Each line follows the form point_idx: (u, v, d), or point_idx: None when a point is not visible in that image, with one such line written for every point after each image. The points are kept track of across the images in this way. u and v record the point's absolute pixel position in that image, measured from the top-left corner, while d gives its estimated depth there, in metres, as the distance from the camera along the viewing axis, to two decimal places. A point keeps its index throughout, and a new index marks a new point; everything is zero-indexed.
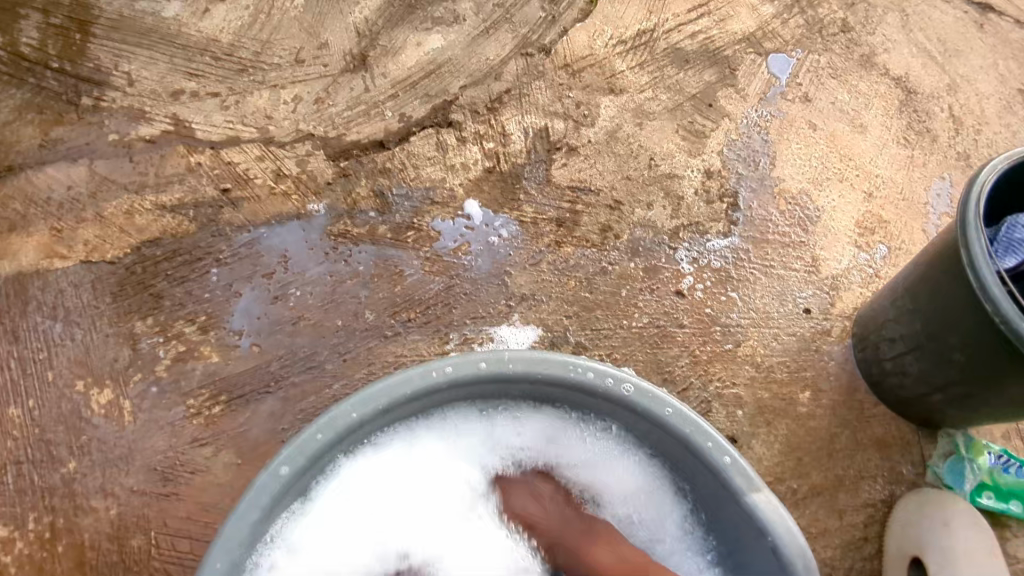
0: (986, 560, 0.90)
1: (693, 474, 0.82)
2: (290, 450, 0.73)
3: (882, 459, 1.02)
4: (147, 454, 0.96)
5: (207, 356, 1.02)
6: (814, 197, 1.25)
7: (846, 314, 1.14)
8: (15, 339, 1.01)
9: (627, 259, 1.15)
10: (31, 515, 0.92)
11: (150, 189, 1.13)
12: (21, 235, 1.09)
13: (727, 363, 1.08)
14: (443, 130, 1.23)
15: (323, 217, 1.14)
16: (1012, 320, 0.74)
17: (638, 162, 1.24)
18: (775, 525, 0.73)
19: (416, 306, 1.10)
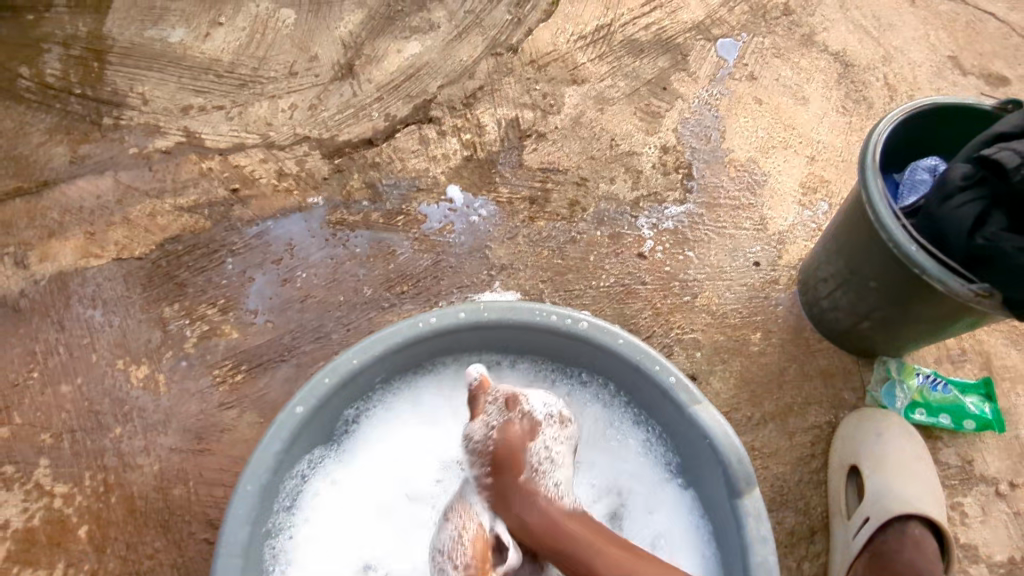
0: (915, 464, 1.04)
1: (649, 401, 0.95)
2: (304, 392, 0.88)
3: (826, 386, 1.16)
4: (182, 417, 1.11)
5: (228, 333, 1.17)
6: (761, 164, 1.38)
7: (791, 265, 1.27)
8: (62, 328, 1.16)
9: (594, 228, 1.30)
10: (87, 474, 1.06)
11: (169, 194, 1.29)
12: (59, 239, 1.24)
13: (686, 312, 1.22)
14: (424, 126, 1.38)
15: (323, 209, 1.29)
16: (902, 244, 0.89)
17: (601, 143, 1.38)
18: (712, 428, 0.87)
19: (408, 280, 1.24)
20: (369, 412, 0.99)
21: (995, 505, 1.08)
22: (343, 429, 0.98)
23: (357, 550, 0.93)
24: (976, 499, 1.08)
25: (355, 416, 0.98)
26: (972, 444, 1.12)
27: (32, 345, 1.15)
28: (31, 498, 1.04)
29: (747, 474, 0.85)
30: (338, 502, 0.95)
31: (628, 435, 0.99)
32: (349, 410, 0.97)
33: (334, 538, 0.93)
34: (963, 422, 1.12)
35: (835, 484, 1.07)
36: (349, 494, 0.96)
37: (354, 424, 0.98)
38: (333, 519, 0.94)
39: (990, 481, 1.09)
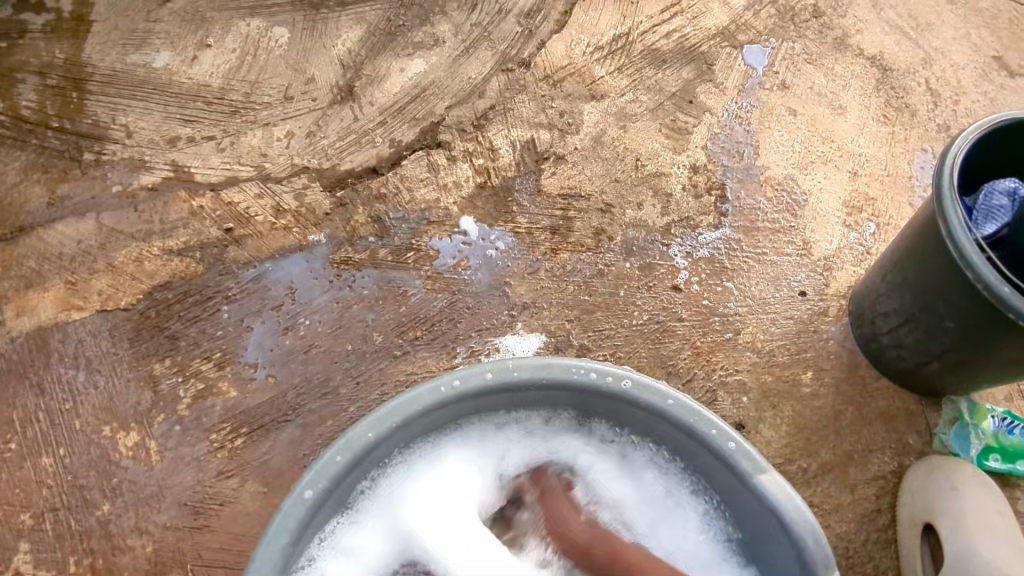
0: (997, 520, 0.93)
1: (704, 466, 0.85)
2: (311, 474, 0.77)
3: (889, 431, 1.05)
4: (177, 490, 0.99)
5: (226, 391, 1.06)
6: (800, 181, 1.27)
7: (841, 293, 1.16)
8: (42, 391, 1.05)
9: (623, 259, 1.18)
10: (72, 559, 0.95)
11: (157, 236, 1.17)
12: (37, 290, 1.13)
13: (729, 351, 1.11)
14: (433, 151, 1.27)
15: (325, 247, 1.18)
16: (992, 285, 0.78)
17: (625, 164, 1.27)
18: (782, 503, 0.77)
19: (421, 324, 1.13)
20: (385, 482, 0.88)
21: None
22: (355, 505, 0.86)
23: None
24: None
25: (369, 488, 0.87)
26: None
27: (8, 413, 1.04)
28: None
29: (824, 555, 0.74)
30: None
31: (684, 505, 0.89)
32: (363, 480, 0.86)
33: None
34: None
35: (907, 546, 0.95)
36: None
37: (366, 498, 0.87)
38: None
39: None
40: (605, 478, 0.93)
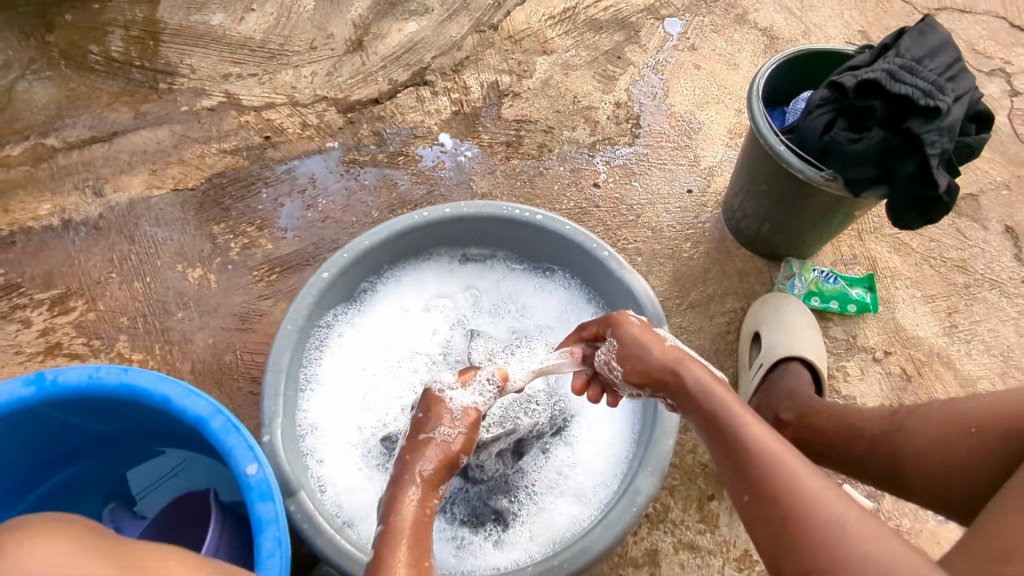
0: (804, 325, 1.31)
1: (592, 277, 1.25)
2: (328, 263, 1.16)
3: (742, 282, 1.45)
4: (230, 305, 1.41)
5: (265, 244, 1.47)
6: (697, 116, 1.68)
7: (718, 192, 1.57)
8: (133, 241, 1.47)
9: (558, 165, 1.60)
10: (158, 346, 1.37)
11: (215, 140, 1.59)
12: (128, 175, 1.54)
13: (631, 227, 1.51)
14: (421, 88, 1.68)
15: (338, 151, 1.59)
16: (773, 146, 1.19)
17: (565, 100, 1.69)
18: (635, 288, 1.16)
19: (407, 205, 1.54)
20: (378, 287, 1.28)
21: (871, 368, 1.37)
22: (358, 299, 1.27)
23: (361, 413, 1.19)
24: (856, 363, 1.37)
25: (368, 290, 1.27)
26: (856, 324, 1.41)
27: (110, 255, 1.46)
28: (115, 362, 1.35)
29: (658, 316, 1.14)
30: (353, 350, 1.24)
31: (583, 310, 1.29)
32: (364, 282, 1.26)
33: (342, 379, 1.21)
34: (848, 306, 1.40)
35: (743, 347, 1.35)
36: (358, 348, 1.25)
37: (365, 296, 1.27)
38: (349, 363, 1.23)
39: (868, 350, 1.38)
40: (532, 294, 1.33)
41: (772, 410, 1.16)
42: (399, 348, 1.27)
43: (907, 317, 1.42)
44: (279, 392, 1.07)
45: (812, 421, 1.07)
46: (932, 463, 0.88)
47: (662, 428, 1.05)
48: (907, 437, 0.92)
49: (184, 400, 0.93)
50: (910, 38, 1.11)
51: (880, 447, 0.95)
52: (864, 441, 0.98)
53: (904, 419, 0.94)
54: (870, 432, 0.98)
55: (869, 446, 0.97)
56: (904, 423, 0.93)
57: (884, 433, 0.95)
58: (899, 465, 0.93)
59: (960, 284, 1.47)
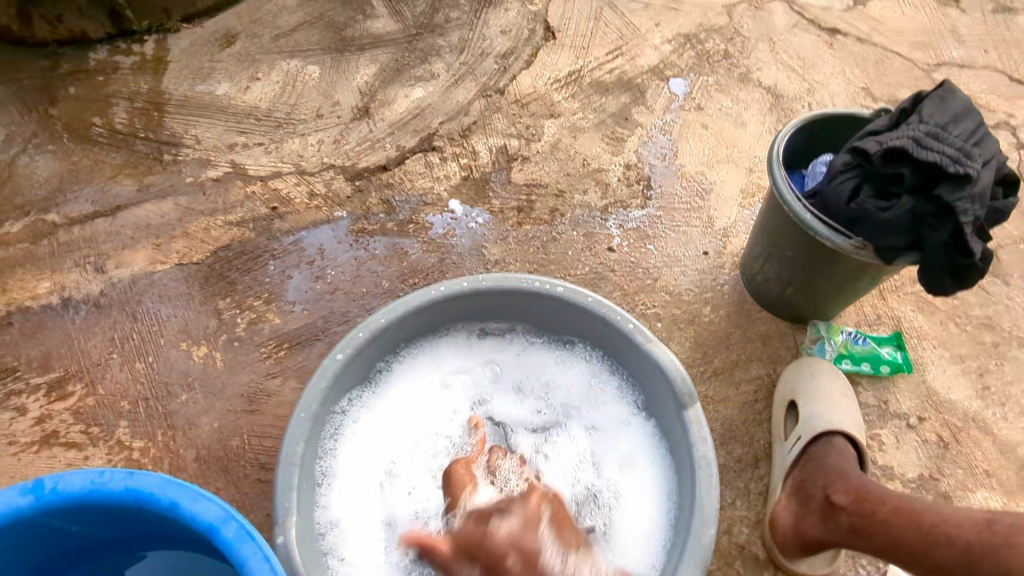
0: (839, 393, 1.27)
1: (616, 349, 1.20)
2: (341, 344, 1.11)
3: (766, 347, 1.41)
4: (236, 385, 1.35)
5: (272, 318, 1.43)
6: (708, 176, 1.67)
7: (734, 254, 1.54)
8: (135, 319, 1.42)
9: (571, 229, 1.57)
10: (160, 431, 1.30)
11: (220, 212, 1.56)
12: (131, 250, 1.50)
13: (648, 292, 1.48)
14: (429, 153, 1.67)
15: (347, 221, 1.56)
16: (798, 213, 1.17)
17: (575, 163, 1.67)
18: (663, 361, 1.11)
19: (419, 274, 1.51)
20: (394, 366, 1.23)
21: (906, 435, 1.31)
22: (374, 380, 1.21)
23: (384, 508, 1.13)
24: (890, 430, 1.31)
25: (384, 370, 1.22)
26: (887, 388, 1.36)
27: (111, 334, 1.40)
28: (114, 451, 1.28)
29: (689, 392, 1.08)
30: (372, 436, 1.18)
31: (608, 382, 1.24)
32: (379, 362, 1.21)
33: (362, 471, 1.15)
34: (880, 367, 1.35)
35: (776, 417, 1.30)
36: (377, 433, 1.19)
37: (381, 376, 1.22)
38: (367, 451, 1.17)
39: (902, 417, 1.33)
40: (553, 367, 1.28)
41: (819, 490, 1.12)
42: (421, 432, 1.21)
43: (939, 380, 1.37)
44: (293, 486, 1.00)
45: (875, 510, 1.02)
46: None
47: (702, 516, 0.99)
48: (1019, 555, 0.86)
49: (195, 505, 0.86)
50: (932, 104, 1.11)
51: (982, 558, 0.89)
52: (956, 547, 0.92)
53: (1009, 535, 0.88)
54: (963, 539, 0.92)
55: (965, 555, 0.91)
56: (1012, 541, 0.87)
57: (986, 545, 0.89)
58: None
59: (989, 343, 1.42)
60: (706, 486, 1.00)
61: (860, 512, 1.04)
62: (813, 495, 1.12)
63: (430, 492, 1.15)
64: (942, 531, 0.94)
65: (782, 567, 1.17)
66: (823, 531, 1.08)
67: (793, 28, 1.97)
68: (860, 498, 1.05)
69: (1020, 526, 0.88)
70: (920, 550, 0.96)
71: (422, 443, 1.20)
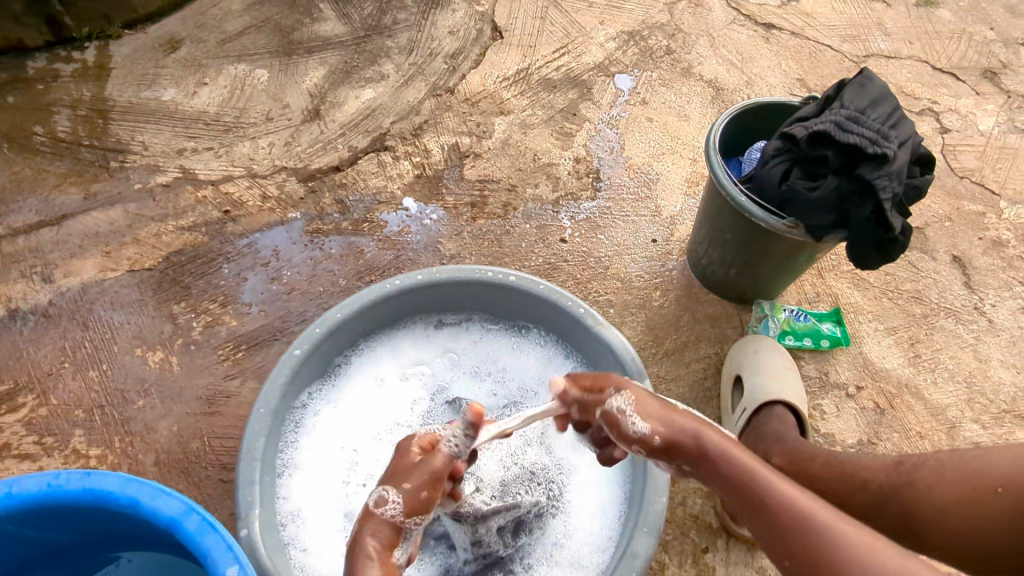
0: (783, 367, 1.33)
1: (569, 333, 1.24)
2: (300, 338, 1.12)
3: (713, 327, 1.47)
4: (194, 388, 1.34)
5: (229, 321, 1.42)
6: (654, 166, 1.73)
7: (681, 240, 1.60)
8: (87, 327, 1.40)
9: (524, 222, 1.61)
10: (117, 437, 1.29)
11: (171, 217, 1.55)
12: (80, 259, 1.48)
13: (600, 280, 1.53)
14: (381, 153, 1.69)
15: (301, 222, 1.57)
16: (735, 197, 1.23)
17: (526, 158, 1.71)
18: (613, 342, 1.16)
19: (375, 271, 1.52)
20: (354, 360, 1.25)
21: (846, 404, 1.38)
22: (334, 373, 1.23)
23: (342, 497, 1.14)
24: (831, 400, 1.39)
25: (343, 364, 1.23)
26: (827, 360, 1.43)
27: (61, 344, 1.38)
28: (70, 460, 1.26)
29: (638, 370, 1.13)
30: (332, 429, 1.19)
31: (563, 366, 1.28)
32: (339, 356, 1.22)
33: (323, 462, 1.16)
34: (820, 342, 1.43)
35: (725, 392, 1.36)
36: (337, 426, 1.20)
37: (341, 369, 1.23)
38: (328, 443, 1.18)
39: (841, 387, 1.40)
40: (510, 354, 1.31)
41: (762, 455, 1.17)
42: (381, 424, 1.22)
43: (874, 351, 1.45)
44: (255, 480, 1.01)
45: (806, 466, 1.08)
46: (955, 516, 0.89)
47: (653, 485, 1.03)
48: (920, 490, 0.93)
49: (156, 501, 0.87)
50: (852, 91, 1.18)
51: (891, 497, 0.96)
52: (871, 491, 0.99)
53: (912, 473, 0.95)
54: (876, 483, 0.99)
55: (879, 496, 0.97)
56: (914, 478, 0.94)
57: (893, 485, 0.96)
58: (913, 518, 0.93)
59: (919, 315, 1.50)
60: (656, 458, 1.05)
61: (794, 471, 1.10)
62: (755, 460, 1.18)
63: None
64: (860, 477, 1.01)
65: (734, 533, 1.22)
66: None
67: (730, 24, 2.05)
68: (795, 459, 1.11)
69: (921, 464, 0.95)
70: (841, 498, 1.02)
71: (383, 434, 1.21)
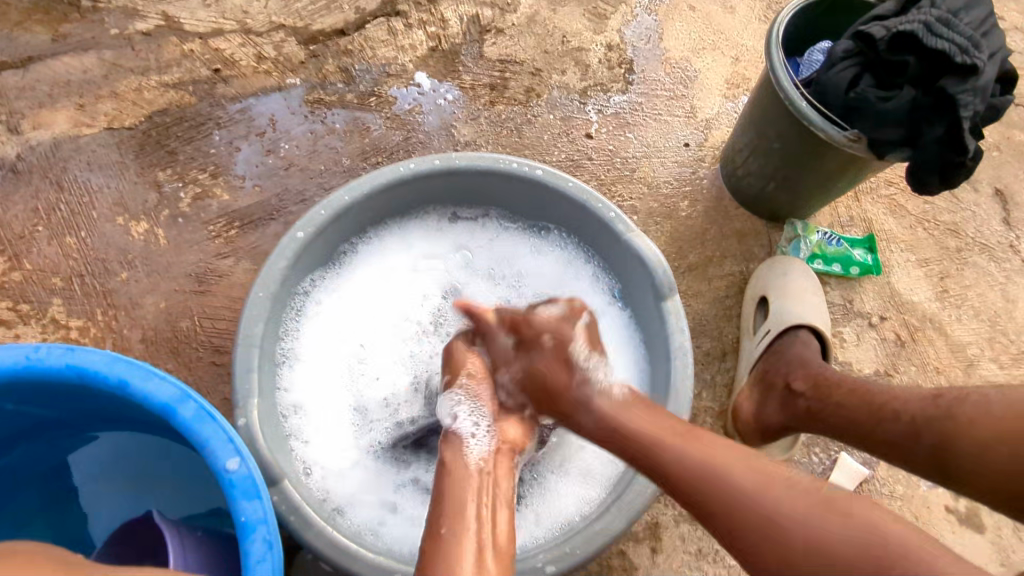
0: (811, 291, 1.26)
1: (594, 238, 1.14)
2: (303, 219, 1.01)
3: (741, 244, 1.39)
4: (182, 265, 1.24)
5: (220, 195, 1.30)
6: (693, 62, 1.56)
7: (715, 146, 1.48)
8: (61, 188, 1.27)
9: (547, 112, 1.46)
10: (99, 310, 1.19)
11: (154, 71, 1.38)
12: (50, 109, 1.32)
13: (626, 184, 1.42)
14: (392, 19, 1.49)
15: (301, 89, 1.40)
16: (794, 101, 1.10)
17: (553, 40, 1.53)
18: (643, 252, 1.07)
19: (382, 153, 1.39)
20: (361, 249, 1.15)
21: (867, 333, 1.34)
22: (338, 261, 1.13)
23: (348, 391, 1.09)
24: (852, 328, 1.34)
25: (349, 253, 1.14)
26: (853, 288, 1.37)
27: (34, 204, 1.26)
28: (49, 330, 1.18)
29: (668, 283, 1.05)
30: (337, 320, 1.12)
31: (585, 272, 1.20)
32: (345, 244, 1.12)
33: (328, 354, 1.10)
34: (850, 268, 1.37)
35: (746, 314, 1.30)
36: (343, 317, 1.13)
37: (347, 257, 1.14)
38: (332, 334, 1.11)
39: (864, 315, 1.35)
40: (528, 256, 1.22)
41: (780, 378, 1.13)
42: (391, 318, 1.15)
43: (902, 282, 1.39)
44: (253, 367, 0.94)
45: (832, 395, 1.03)
46: (995, 458, 0.79)
47: (674, 404, 0.98)
48: (959, 425, 0.83)
49: (147, 384, 0.79)
50: None
51: (925, 430, 0.88)
52: (903, 422, 0.91)
53: (953, 406, 0.85)
54: (909, 413, 0.91)
55: (911, 429, 0.89)
56: (954, 412, 0.85)
57: (929, 418, 0.88)
58: (947, 454, 0.85)
59: (952, 248, 1.43)
60: (680, 376, 1.00)
61: (818, 396, 1.05)
62: (774, 383, 1.13)
63: (398, 377, 1.11)
64: (890, 408, 0.93)
65: None
66: (781, 418, 1.10)
67: None
68: (818, 384, 1.06)
69: (963, 399, 0.85)
70: (868, 428, 0.95)
71: (393, 330, 1.15)
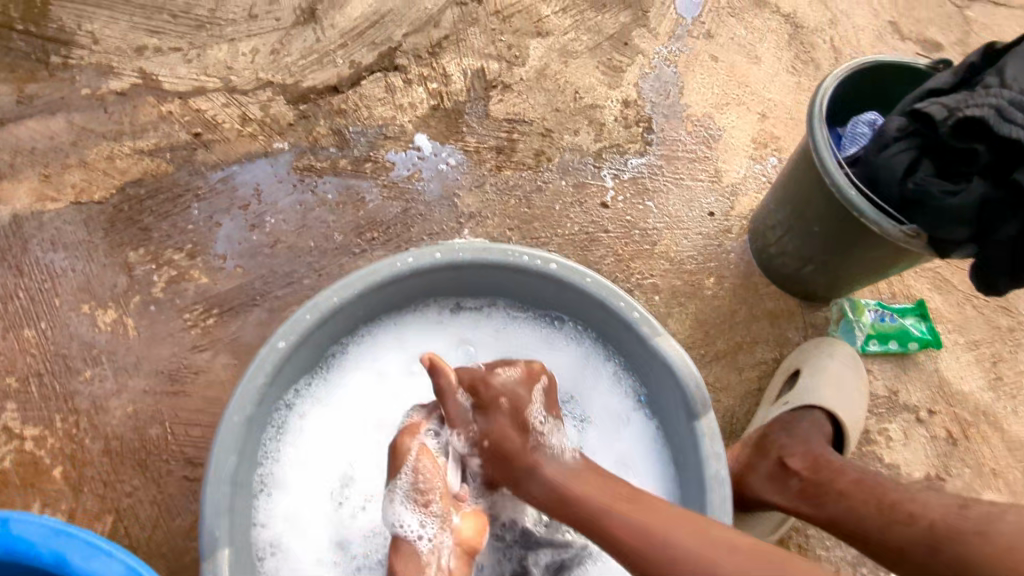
0: (845, 376, 1.16)
1: (616, 336, 1.01)
2: (284, 328, 0.88)
3: (772, 327, 1.26)
4: (155, 360, 1.12)
5: (198, 277, 1.18)
6: (716, 120, 1.44)
7: (742, 215, 1.36)
8: (21, 272, 1.15)
9: (559, 178, 1.34)
10: (58, 415, 1.08)
11: (128, 136, 1.25)
12: (13, 181, 1.20)
13: (646, 259, 1.29)
14: (390, 74, 1.36)
15: (289, 154, 1.28)
16: (842, 187, 0.97)
17: (565, 96, 1.40)
18: (673, 359, 0.94)
19: (377, 226, 1.26)
20: (352, 349, 1.03)
21: (914, 429, 1.22)
22: (326, 365, 1.01)
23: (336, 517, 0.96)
24: (897, 425, 1.22)
25: (340, 355, 1.01)
26: (898, 377, 1.25)
27: None
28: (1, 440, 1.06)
29: (703, 398, 0.92)
30: (324, 432, 0.99)
31: (604, 368, 1.07)
32: (334, 346, 1.00)
33: (312, 473, 0.97)
34: (908, 344, 1.25)
35: (768, 396, 1.19)
36: (331, 428, 1.00)
37: (337, 360, 1.01)
38: (319, 449, 0.98)
39: (911, 409, 1.22)
40: (539, 348, 1.09)
41: (776, 449, 1.03)
42: (386, 427, 1.02)
43: (952, 370, 1.26)
44: (223, 511, 0.81)
45: (834, 481, 0.95)
46: None
47: None
48: (988, 544, 0.78)
49: (89, 562, 0.71)
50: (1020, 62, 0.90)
51: (946, 541, 0.81)
52: (919, 526, 0.84)
53: (983, 521, 0.80)
54: (927, 518, 0.84)
55: (927, 535, 0.83)
56: (983, 528, 0.80)
57: (951, 526, 0.82)
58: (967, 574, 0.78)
59: (1007, 329, 1.30)
60: (718, 511, 0.87)
61: (818, 479, 0.97)
62: (768, 451, 1.04)
63: None
64: (905, 509, 0.87)
65: None
66: (769, 493, 1.01)
67: None
68: (819, 466, 0.99)
69: (994, 516, 0.80)
70: (875, 526, 0.88)
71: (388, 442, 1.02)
